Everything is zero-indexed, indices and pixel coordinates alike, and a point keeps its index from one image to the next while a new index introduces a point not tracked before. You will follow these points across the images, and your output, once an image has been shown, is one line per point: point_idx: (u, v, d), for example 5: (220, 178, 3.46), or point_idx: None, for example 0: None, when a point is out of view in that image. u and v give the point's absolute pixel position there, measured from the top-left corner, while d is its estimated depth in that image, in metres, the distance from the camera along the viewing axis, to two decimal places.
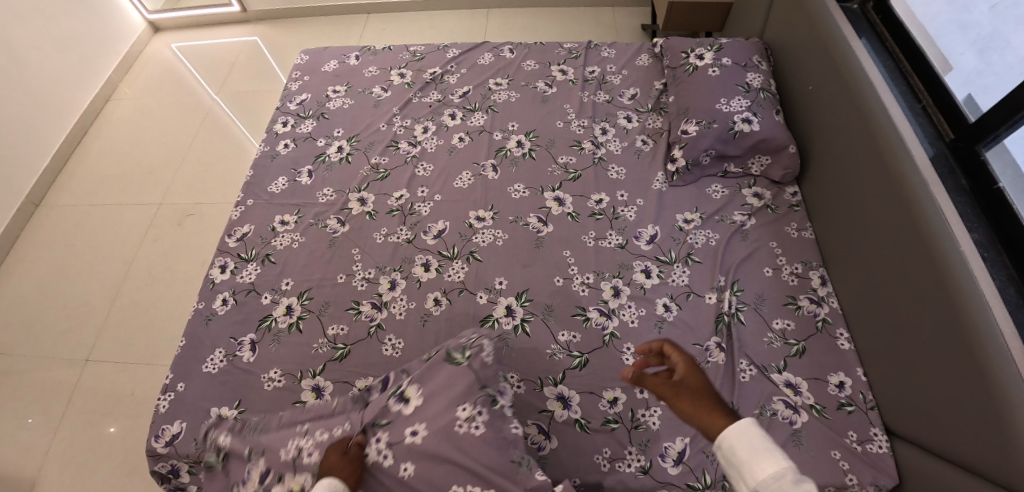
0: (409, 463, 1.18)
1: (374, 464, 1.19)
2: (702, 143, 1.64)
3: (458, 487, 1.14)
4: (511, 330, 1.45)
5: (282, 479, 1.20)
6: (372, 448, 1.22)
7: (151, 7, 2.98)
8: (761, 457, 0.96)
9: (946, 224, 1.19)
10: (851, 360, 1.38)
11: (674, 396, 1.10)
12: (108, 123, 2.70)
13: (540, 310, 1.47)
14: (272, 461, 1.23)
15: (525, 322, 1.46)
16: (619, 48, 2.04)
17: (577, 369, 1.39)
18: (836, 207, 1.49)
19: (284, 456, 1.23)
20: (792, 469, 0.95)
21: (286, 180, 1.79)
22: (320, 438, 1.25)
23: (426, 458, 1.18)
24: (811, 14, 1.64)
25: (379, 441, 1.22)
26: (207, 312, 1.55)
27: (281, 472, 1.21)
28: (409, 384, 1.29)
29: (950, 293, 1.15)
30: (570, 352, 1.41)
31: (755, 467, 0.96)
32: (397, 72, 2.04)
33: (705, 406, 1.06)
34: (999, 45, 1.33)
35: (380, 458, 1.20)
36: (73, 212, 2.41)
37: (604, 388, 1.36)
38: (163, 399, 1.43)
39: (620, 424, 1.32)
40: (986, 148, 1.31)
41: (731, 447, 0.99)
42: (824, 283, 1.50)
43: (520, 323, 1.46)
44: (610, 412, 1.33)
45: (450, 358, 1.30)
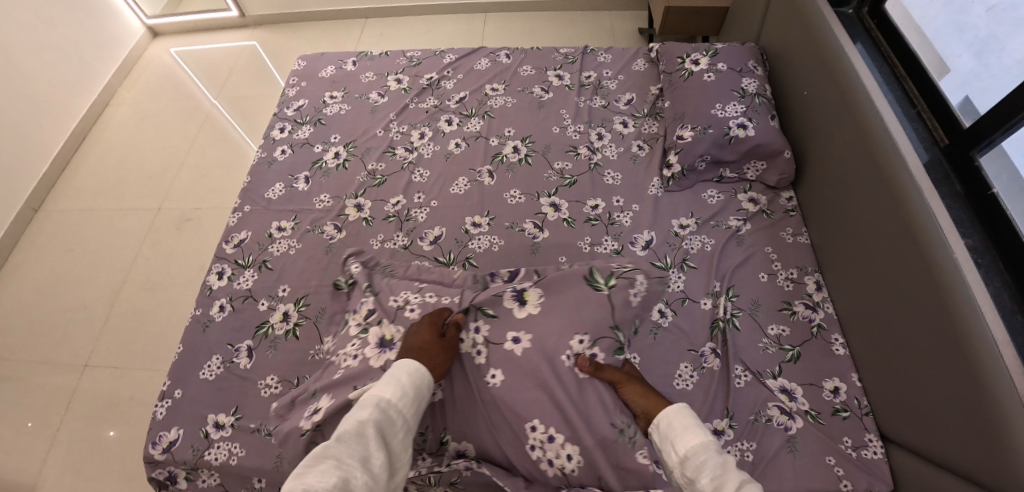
0: (498, 372, 1.26)
1: (467, 355, 1.30)
2: (698, 148, 1.64)
3: (537, 421, 1.20)
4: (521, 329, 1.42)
5: (381, 324, 1.35)
6: (471, 338, 1.31)
7: (150, 13, 2.99)
8: (687, 431, 1.15)
9: (941, 231, 1.19)
10: (846, 366, 1.39)
11: (626, 381, 1.24)
12: (107, 128, 2.71)
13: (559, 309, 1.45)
14: (381, 307, 1.40)
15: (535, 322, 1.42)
16: (616, 53, 2.05)
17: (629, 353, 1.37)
18: (832, 211, 1.49)
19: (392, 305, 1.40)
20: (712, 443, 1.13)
21: (283, 186, 1.79)
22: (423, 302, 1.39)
23: (518, 376, 1.24)
24: (806, 19, 1.64)
25: (479, 333, 1.31)
26: (204, 318, 1.56)
27: (382, 316, 1.38)
28: (530, 286, 1.35)
29: (945, 300, 1.15)
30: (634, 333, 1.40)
31: (683, 439, 1.14)
32: (394, 78, 2.04)
33: (652, 397, 1.22)
34: (996, 47, 1.33)
35: (477, 354, 1.29)
36: (73, 217, 2.42)
37: None
38: (161, 406, 1.44)
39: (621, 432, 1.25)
40: (981, 153, 1.30)
41: (668, 425, 1.17)
42: (819, 288, 1.50)
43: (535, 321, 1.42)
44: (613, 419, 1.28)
45: (590, 282, 1.32)
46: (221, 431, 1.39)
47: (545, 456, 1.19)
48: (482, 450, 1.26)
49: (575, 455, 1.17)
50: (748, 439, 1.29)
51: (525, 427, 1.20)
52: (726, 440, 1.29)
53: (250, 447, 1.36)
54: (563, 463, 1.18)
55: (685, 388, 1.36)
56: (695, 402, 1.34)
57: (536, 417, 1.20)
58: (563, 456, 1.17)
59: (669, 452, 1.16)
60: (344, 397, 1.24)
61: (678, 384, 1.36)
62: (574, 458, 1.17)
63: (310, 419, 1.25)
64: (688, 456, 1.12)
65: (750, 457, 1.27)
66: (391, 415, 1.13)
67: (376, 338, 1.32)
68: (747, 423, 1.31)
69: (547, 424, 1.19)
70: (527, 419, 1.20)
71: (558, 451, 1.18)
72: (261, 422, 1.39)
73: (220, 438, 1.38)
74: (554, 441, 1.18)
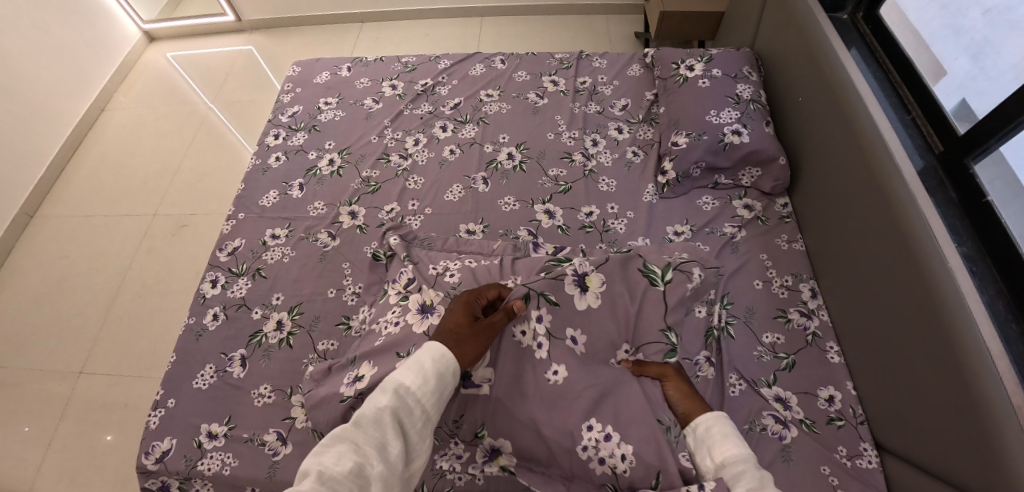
0: (560, 369, 1.23)
1: (528, 347, 1.27)
2: (693, 155, 1.64)
3: (594, 421, 1.18)
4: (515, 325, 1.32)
5: (424, 292, 1.37)
6: (530, 328, 1.28)
7: (146, 17, 2.98)
8: (726, 439, 1.10)
9: (936, 240, 1.18)
10: (841, 374, 1.38)
11: (672, 377, 1.23)
12: (103, 134, 2.70)
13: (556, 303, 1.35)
14: (423, 275, 1.44)
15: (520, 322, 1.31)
16: (611, 58, 2.04)
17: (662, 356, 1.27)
18: (826, 218, 1.49)
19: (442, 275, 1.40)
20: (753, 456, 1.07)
21: (277, 193, 1.79)
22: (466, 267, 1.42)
23: (580, 373, 1.22)
24: (800, 24, 1.64)
25: (540, 323, 1.28)
26: (197, 327, 1.55)
27: (423, 284, 1.41)
28: (591, 272, 1.32)
29: (940, 311, 1.14)
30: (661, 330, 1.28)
31: (720, 447, 1.09)
32: (389, 84, 2.04)
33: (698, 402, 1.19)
34: (992, 51, 1.33)
35: (532, 345, 1.27)
36: (68, 223, 2.41)
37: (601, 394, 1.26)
38: (154, 415, 1.43)
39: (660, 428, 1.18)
40: (975, 160, 1.29)
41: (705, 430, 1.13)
42: (814, 296, 1.50)
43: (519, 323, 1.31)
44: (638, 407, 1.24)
45: (648, 276, 1.33)
46: (214, 441, 1.38)
47: (598, 455, 1.15)
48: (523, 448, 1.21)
49: (630, 456, 1.14)
50: None
51: (580, 424, 1.17)
52: None
53: (242, 456, 1.36)
54: (615, 462, 1.14)
55: None
56: None
57: (594, 416, 1.18)
58: (616, 454, 1.14)
59: (703, 457, 1.12)
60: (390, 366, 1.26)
61: None
62: (627, 459, 1.14)
63: (354, 384, 1.28)
64: (723, 463, 1.07)
65: None
66: (409, 403, 1.06)
67: (418, 304, 1.35)
68: (742, 432, 1.30)
69: (605, 422, 1.17)
70: (584, 417, 1.18)
71: (612, 450, 1.15)
72: (254, 432, 1.39)
73: (213, 448, 1.38)
74: (609, 441, 1.15)
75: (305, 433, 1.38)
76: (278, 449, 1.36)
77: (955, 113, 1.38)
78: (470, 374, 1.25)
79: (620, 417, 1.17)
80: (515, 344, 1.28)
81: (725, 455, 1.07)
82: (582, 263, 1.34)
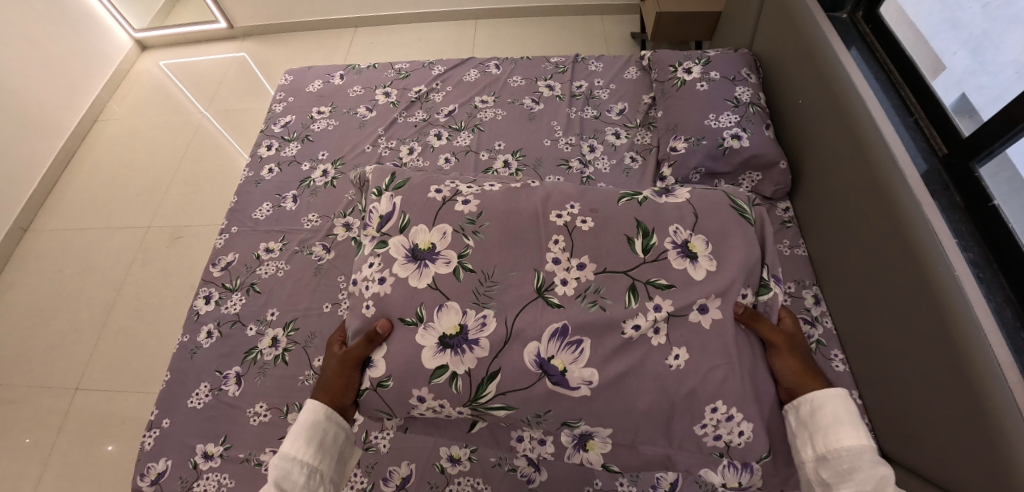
0: (682, 352, 1.11)
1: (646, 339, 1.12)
2: (691, 161, 1.62)
3: (719, 402, 1.08)
4: (586, 289, 1.15)
5: (418, 236, 1.22)
6: (648, 318, 1.12)
7: (138, 26, 2.95)
8: (842, 426, 1.04)
9: (942, 249, 1.15)
10: (846, 383, 1.36)
11: (784, 349, 1.14)
12: (96, 145, 2.67)
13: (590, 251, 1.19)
14: (418, 210, 1.25)
15: (591, 293, 1.15)
16: (607, 61, 2.01)
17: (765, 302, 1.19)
18: (828, 224, 1.46)
19: (455, 209, 1.24)
20: (871, 447, 1.02)
21: (271, 206, 1.76)
22: (484, 200, 1.26)
23: (704, 352, 1.10)
24: (800, 25, 1.60)
25: (659, 310, 1.13)
26: (192, 345, 1.53)
27: (420, 222, 1.24)
28: (693, 237, 1.18)
29: (947, 321, 1.11)
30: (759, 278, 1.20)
31: (831, 436, 1.05)
32: (383, 91, 2.01)
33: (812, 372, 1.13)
34: (991, 46, 1.29)
35: (647, 326, 1.12)
36: (62, 236, 2.39)
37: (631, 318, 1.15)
38: (148, 436, 1.41)
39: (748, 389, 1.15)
40: (981, 164, 1.26)
41: (819, 409, 1.08)
42: (818, 302, 1.47)
43: (585, 291, 1.15)
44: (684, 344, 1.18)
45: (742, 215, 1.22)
46: (209, 462, 1.36)
47: (715, 432, 1.08)
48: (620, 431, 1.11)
49: (750, 432, 1.08)
50: None
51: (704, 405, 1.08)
52: None
53: (239, 477, 1.34)
54: (732, 438, 1.08)
55: None
56: None
57: (721, 398, 1.08)
58: (737, 429, 1.08)
59: (804, 443, 1.08)
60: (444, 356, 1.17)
61: None
62: (744, 435, 1.08)
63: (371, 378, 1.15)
64: (828, 455, 1.04)
65: None
66: (290, 468, 1.08)
67: (412, 254, 1.20)
68: None
69: (729, 404, 1.08)
70: (710, 398, 1.08)
71: (738, 427, 1.08)
72: (250, 451, 1.37)
73: (208, 469, 1.36)
74: (732, 419, 1.08)
75: None
76: None
77: (955, 108, 1.36)
78: (562, 370, 1.10)
79: (742, 396, 1.08)
80: (613, 317, 1.13)
81: (840, 445, 1.03)
82: (678, 230, 1.19)
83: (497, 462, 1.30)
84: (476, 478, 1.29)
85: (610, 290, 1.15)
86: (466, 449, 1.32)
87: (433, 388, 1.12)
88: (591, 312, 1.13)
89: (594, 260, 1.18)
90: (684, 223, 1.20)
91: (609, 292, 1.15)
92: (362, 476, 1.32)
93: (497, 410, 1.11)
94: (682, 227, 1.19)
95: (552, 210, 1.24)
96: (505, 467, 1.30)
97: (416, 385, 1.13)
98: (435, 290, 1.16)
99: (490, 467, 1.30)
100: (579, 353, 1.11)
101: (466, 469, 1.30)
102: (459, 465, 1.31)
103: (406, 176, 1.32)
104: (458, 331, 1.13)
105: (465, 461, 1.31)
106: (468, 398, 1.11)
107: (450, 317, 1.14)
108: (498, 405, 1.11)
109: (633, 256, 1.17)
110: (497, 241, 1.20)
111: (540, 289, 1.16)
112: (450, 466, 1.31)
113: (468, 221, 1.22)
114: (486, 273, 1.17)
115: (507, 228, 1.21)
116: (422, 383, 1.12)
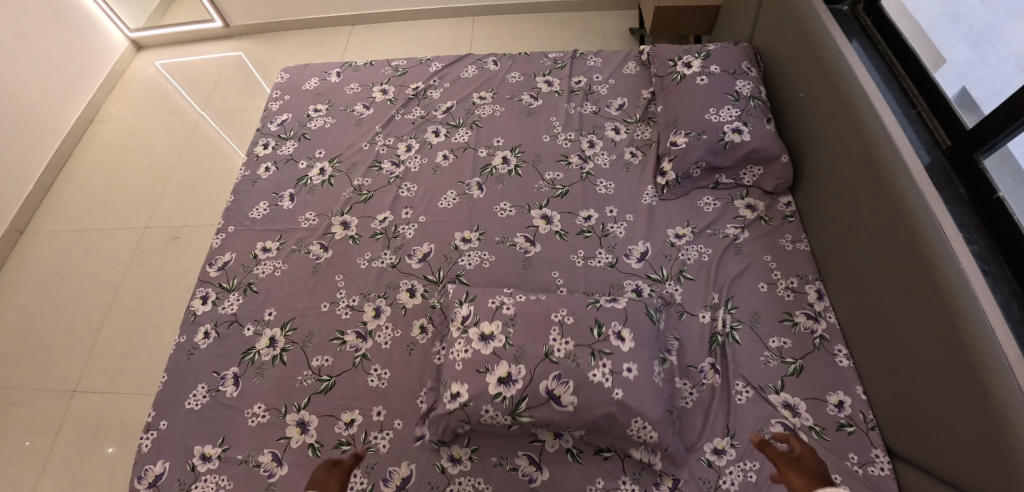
0: (620, 390, 1.23)
1: (598, 383, 1.23)
2: (692, 155, 1.60)
3: (640, 416, 1.22)
4: (565, 358, 1.25)
5: (480, 322, 1.33)
6: (598, 372, 1.24)
7: (133, 26, 2.93)
8: None
9: (946, 240, 1.13)
10: (851, 378, 1.33)
11: None
12: (92, 145, 2.65)
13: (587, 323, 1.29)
14: (478, 307, 1.36)
15: (570, 361, 1.25)
16: (606, 57, 2.00)
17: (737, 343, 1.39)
18: (831, 217, 1.44)
19: (487, 304, 1.37)
20: None
21: (268, 205, 1.75)
22: (520, 301, 1.36)
23: (635, 392, 1.23)
24: (801, 17, 1.59)
25: (604, 367, 1.24)
26: (188, 346, 1.51)
27: (480, 316, 1.34)
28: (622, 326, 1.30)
29: (952, 313, 1.09)
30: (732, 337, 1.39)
31: None
32: (380, 88, 1.99)
33: None
34: (991, 37, 1.27)
35: (603, 379, 1.23)
36: (59, 237, 2.37)
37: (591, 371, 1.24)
38: (145, 438, 1.39)
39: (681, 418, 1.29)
40: (985, 156, 1.24)
41: None
42: (820, 297, 1.45)
43: (570, 355, 1.25)
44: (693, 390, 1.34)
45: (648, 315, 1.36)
46: (207, 464, 1.35)
47: (637, 430, 1.22)
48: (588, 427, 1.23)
49: (656, 436, 1.22)
50: (751, 458, 1.25)
51: (630, 419, 1.22)
52: (728, 460, 1.25)
53: (238, 479, 1.32)
54: (644, 433, 1.22)
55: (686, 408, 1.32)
56: (694, 422, 1.30)
57: (638, 416, 1.22)
58: (648, 434, 1.22)
59: None
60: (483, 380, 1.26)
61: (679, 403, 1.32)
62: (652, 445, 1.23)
63: (454, 399, 1.27)
64: None
65: (753, 477, 1.23)
66: None
67: (478, 334, 1.31)
68: (749, 441, 1.27)
69: (645, 421, 1.22)
70: (632, 415, 1.22)
71: (649, 432, 1.22)
72: (248, 453, 1.35)
73: (207, 471, 1.34)
74: (647, 427, 1.22)
75: (301, 453, 1.34)
76: (274, 470, 1.33)
77: (956, 100, 1.33)
78: (557, 395, 1.22)
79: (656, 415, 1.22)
80: (582, 374, 1.23)
81: None
82: (615, 324, 1.30)
83: (498, 461, 1.29)
84: (476, 478, 1.28)
85: (580, 358, 1.25)
86: (467, 449, 1.31)
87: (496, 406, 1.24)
88: (570, 368, 1.24)
89: (574, 338, 1.28)
90: (619, 318, 1.31)
91: (580, 359, 1.25)
92: (361, 477, 1.30)
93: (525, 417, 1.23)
94: (619, 321, 1.31)
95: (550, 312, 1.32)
96: (506, 466, 1.28)
97: (484, 402, 1.25)
98: (496, 357, 1.27)
99: (491, 466, 1.29)
100: (563, 386, 1.23)
101: (466, 469, 1.29)
102: (459, 465, 1.29)
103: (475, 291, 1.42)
104: (505, 374, 1.25)
105: (466, 460, 1.30)
106: (511, 410, 1.23)
107: (503, 365, 1.26)
108: (526, 414, 1.23)
109: (587, 336, 1.28)
110: (523, 327, 1.30)
111: (545, 354, 1.26)
112: (451, 466, 1.29)
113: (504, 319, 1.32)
114: (520, 348, 1.27)
115: (532, 318, 1.32)
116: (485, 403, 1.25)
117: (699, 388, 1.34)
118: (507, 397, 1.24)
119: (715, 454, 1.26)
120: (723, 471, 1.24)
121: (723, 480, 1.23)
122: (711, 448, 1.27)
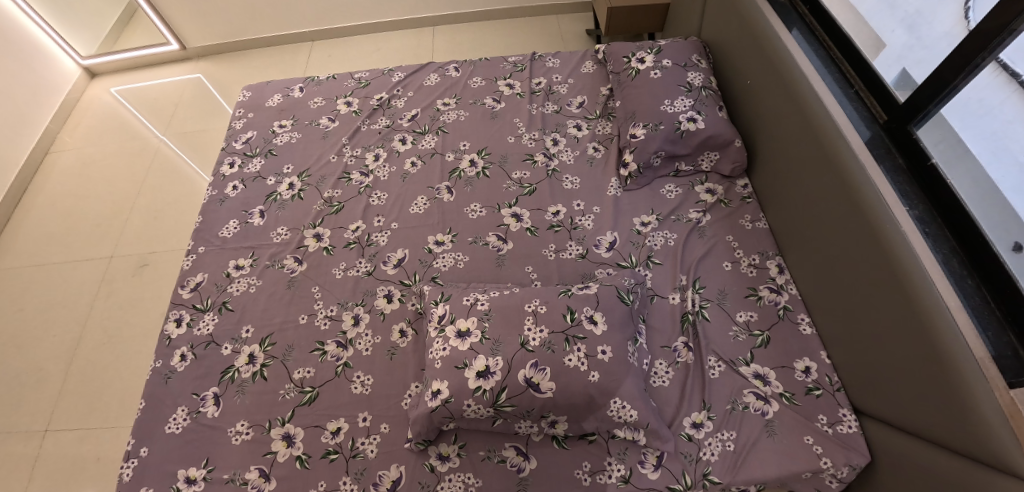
0: (595, 372, 1.27)
1: (575, 369, 1.27)
2: (652, 145, 1.66)
3: (618, 397, 1.27)
4: (541, 347, 1.29)
5: (456, 319, 1.37)
6: (574, 355, 1.28)
7: (85, 53, 2.86)
8: None
9: (887, 208, 1.21)
10: (814, 345, 1.40)
11: None
12: (50, 178, 2.57)
13: (560, 311, 1.34)
14: (454, 305, 1.40)
15: (546, 348, 1.29)
16: (564, 57, 2.06)
17: (705, 319, 1.45)
18: (787, 196, 1.51)
19: (463, 301, 1.40)
20: None
21: (237, 222, 1.74)
22: (495, 296, 1.40)
23: (611, 372, 1.27)
24: (746, 13, 1.67)
25: (581, 351, 1.28)
26: (165, 370, 1.49)
27: (456, 314, 1.38)
28: (595, 311, 1.34)
29: (899, 274, 1.16)
30: (699, 311, 1.46)
31: None
32: (344, 101, 2.01)
33: None
34: (926, 22, 1.33)
35: (579, 363, 1.27)
36: (18, 276, 2.29)
37: (566, 357, 1.28)
38: (126, 468, 1.37)
39: (661, 406, 1.34)
40: (918, 127, 1.31)
41: None
42: (782, 271, 1.52)
43: (546, 342, 1.29)
44: (665, 376, 1.38)
45: (621, 297, 1.39)
46: (192, 486, 1.33)
47: (620, 413, 1.26)
48: (569, 412, 1.27)
49: (637, 415, 1.26)
50: (727, 429, 1.30)
51: (608, 401, 1.27)
52: (706, 432, 1.30)
53: None
54: (624, 412, 1.26)
55: (661, 385, 1.37)
56: (671, 399, 1.35)
57: (617, 396, 1.27)
58: (629, 413, 1.26)
59: None
60: (462, 376, 1.28)
61: (654, 381, 1.38)
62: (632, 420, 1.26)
63: (436, 396, 1.29)
64: None
65: (731, 446, 1.28)
66: None
67: (454, 331, 1.35)
68: (725, 412, 1.32)
69: (625, 401, 1.27)
70: (611, 395, 1.27)
71: (628, 411, 1.26)
72: (234, 471, 1.35)
73: None
74: (626, 407, 1.26)
75: (288, 466, 1.34)
76: (262, 485, 1.32)
77: (897, 84, 1.37)
78: (535, 383, 1.25)
79: (634, 393, 1.27)
80: (558, 360, 1.27)
81: None
82: (587, 309, 1.34)
83: (486, 455, 1.32)
84: (466, 473, 1.30)
85: (556, 345, 1.29)
86: (454, 445, 1.33)
87: (478, 401, 1.26)
88: (547, 357, 1.28)
89: (548, 324, 1.32)
90: (592, 303, 1.35)
91: (555, 347, 1.29)
92: (351, 483, 1.31)
93: (507, 408, 1.26)
94: (591, 306, 1.35)
95: (524, 303, 1.36)
96: (494, 459, 1.31)
97: (465, 396, 1.27)
98: (473, 352, 1.30)
99: (479, 460, 1.31)
100: (541, 373, 1.26)
101: (454, 465, 1.31)
102: (448, 462, 1.31)
103: (450, 291, 1.45)
104: (484, 366, 1.28)
105: (454, 457, 1.32)
106: (492, 402, 1.26)
107: (480, 359, 1.29)
108: (508, 404, 1.26)
109: (560, 322, 1.32)
110: (500, 322, 1.34)
111: (521, 344, 1.29)
112: (439, 464, 1.31)
113: (479, 319, 1.35)
114: (496, 340, 1.31)
115: (506, 310, 1.35)
116: (467, 397, 1.27)
117: (673, 366, 1.40)
118: (488, 390, 1.26)
119: (694, 428, 1.31)
120: (702, 443, 1.29)
121: (703, 452, 1.28)
122: (690, 422, 1.31)
